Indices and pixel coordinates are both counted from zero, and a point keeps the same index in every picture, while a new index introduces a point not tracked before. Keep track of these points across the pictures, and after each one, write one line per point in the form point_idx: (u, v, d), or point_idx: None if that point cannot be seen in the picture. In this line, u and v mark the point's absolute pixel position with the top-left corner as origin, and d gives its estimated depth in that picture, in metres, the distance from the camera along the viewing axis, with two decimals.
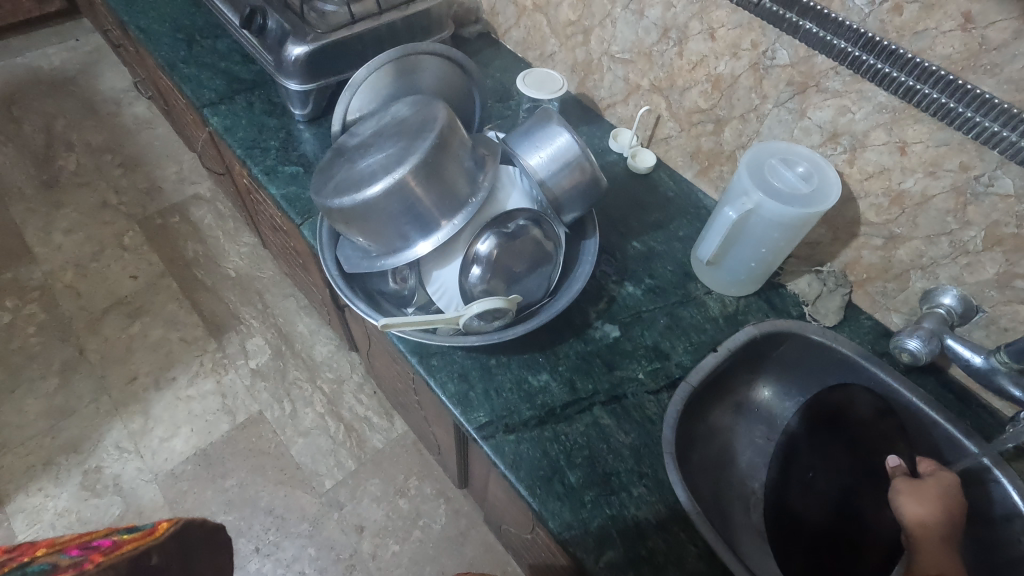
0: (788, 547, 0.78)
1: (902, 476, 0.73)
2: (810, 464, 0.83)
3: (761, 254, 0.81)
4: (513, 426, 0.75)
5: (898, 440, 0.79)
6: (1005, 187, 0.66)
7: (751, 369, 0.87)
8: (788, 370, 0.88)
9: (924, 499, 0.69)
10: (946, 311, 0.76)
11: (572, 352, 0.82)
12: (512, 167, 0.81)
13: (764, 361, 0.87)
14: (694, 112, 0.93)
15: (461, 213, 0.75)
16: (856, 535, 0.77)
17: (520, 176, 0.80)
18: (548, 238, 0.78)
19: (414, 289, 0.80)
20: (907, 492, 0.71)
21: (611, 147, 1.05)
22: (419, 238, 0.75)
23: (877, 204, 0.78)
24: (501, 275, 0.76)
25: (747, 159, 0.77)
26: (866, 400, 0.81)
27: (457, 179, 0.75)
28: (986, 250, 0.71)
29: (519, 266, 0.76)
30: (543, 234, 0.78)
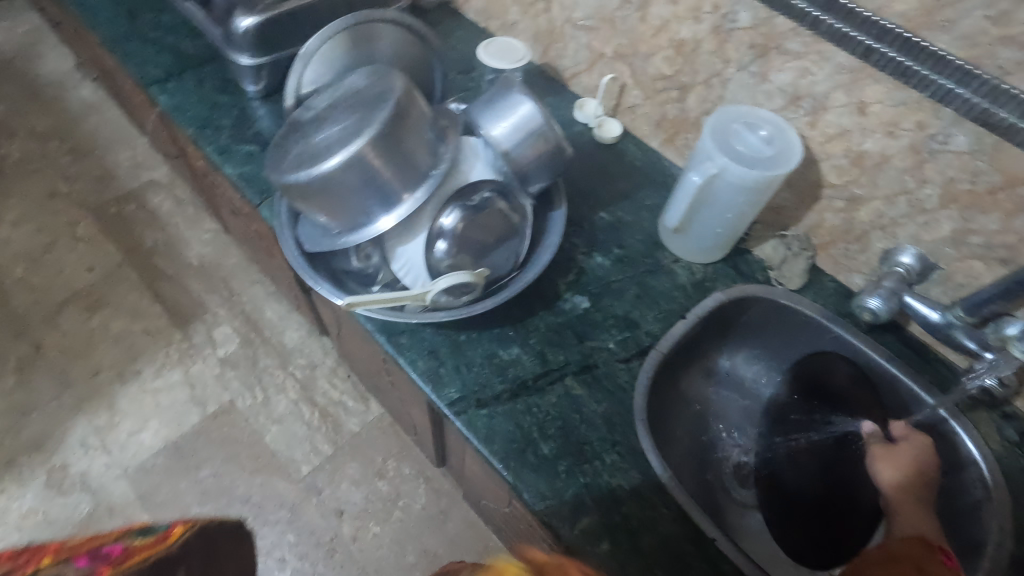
0: (782, 524, 0.75)
1: (878, 442, 0.76)
2: (796, 438, 0.79)
3: (727, 220, 0.81)
4: (485, 401, 0.75)
5: (872, 406, 0.79)
6: (960, 145, 0.67)
7: (719, 334, 0.88)
8: (755, 334, 0.89)
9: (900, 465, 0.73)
10: (905, 270, 0.77)
11: (543, 325, 0.81)
12: (474, 137, 0.80)
13: (731, 326, 0.88)
14: (658, 79, 0.92)
15: (423, 185, 0.73)
16: (842, 507, 0.74)
17: (484, 148, 0.79)
18: (515, 210, 0.77)
19: (380, 266, 0.79)
20: (883, 457, 0.74)
21: (576, 118, 1.04)
22: (382, 213, 0.73)
23: (839, 165, 0.79)
24: (468, 249, 0.74)
25: (710, 124, 0.76)
26: (842, 368, 0.80)
27: (418, 150, 0.73)
28: (942, 208, 0.72)
29: (486, 239, 0.75)
30: (510, 206, 0.77)
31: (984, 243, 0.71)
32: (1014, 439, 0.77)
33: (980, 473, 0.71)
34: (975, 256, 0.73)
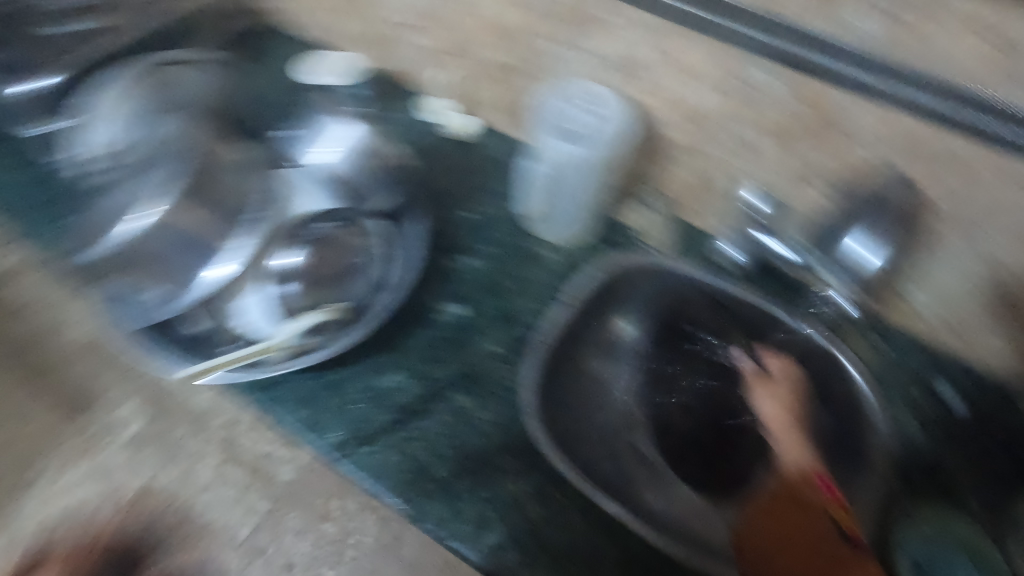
0: (681, 467, 0.79)
1: (754, 377, 0.77)
2: (684, 384, 0.82)
3: (577, 198, 0.83)
4: (370, 436, 0.71)
5: (735, 332, 0.81)
6: (768, 83, 0.69)
7: (602, 309, 0.84)
8: (634, 296, 0.84)
9: (777, 397, 0.75)
10: (760, 215, 0.78)
11: (421, 342, 0.78)
12: (305, 175, 0.86)
13: (614, 299, 0.84)
14: (488, 65, 0.90)
15: (241, 232, 0.75)
16: (725, 440, 0.79)
17: (314, 184, 0.85)
18: (362, 233, 0.79)
19: (215, 329, 0.72)
20: (763, 393, 0.75)
21: (421, 119, 1.01)
22: (219, 260, 0.72)
23: (673, 121, 0.79)
24: (324, 283, 0.74)
25: (545, 105, 0.81)
26: (701, 306, 0.81)
27: (244, 191, 0.78)
28: (771, 144, 0.74)
29: (341, 268, 0.75)
30: (356, 232, 0.78)
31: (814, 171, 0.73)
32: (880, 345, 0.78)
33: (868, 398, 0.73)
34: (808, 184, 0.74)
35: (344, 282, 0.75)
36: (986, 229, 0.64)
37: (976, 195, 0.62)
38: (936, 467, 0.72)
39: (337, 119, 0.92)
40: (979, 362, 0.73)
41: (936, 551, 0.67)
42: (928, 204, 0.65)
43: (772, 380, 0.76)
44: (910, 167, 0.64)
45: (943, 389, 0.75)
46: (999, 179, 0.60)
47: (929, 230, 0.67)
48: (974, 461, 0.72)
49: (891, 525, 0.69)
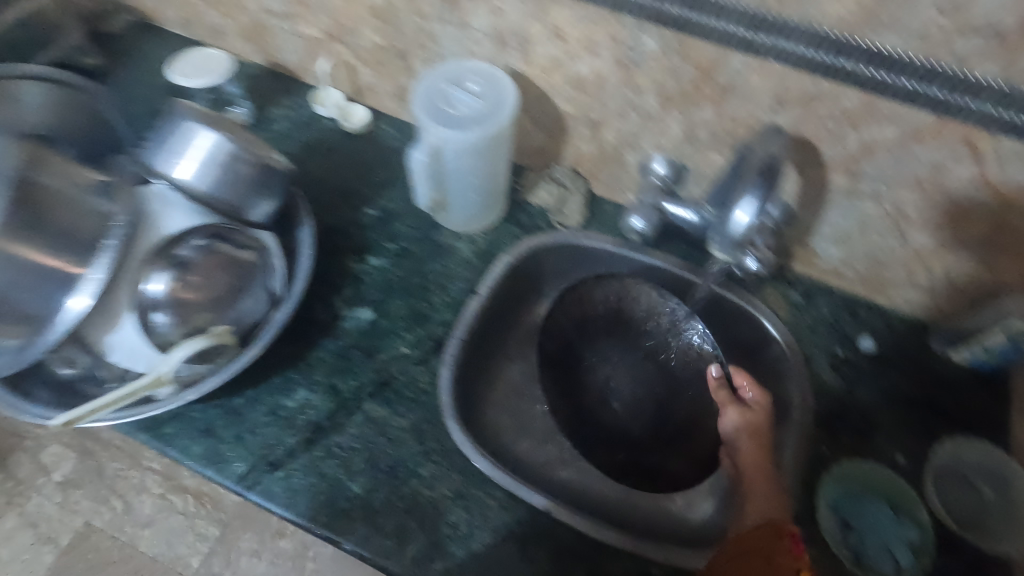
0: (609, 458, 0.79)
1: (733, 406, 0.73)
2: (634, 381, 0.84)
3: (473, 183, 0.78)
4: (278, 462, 0.67)
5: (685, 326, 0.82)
6: (652, 48, 0.66)
7: (527, 290, 0.86)
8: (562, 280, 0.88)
9: (753, 435, 0.70)
10: (662, 181, 0.75)
11: (327, 354, 0.75)
12: (161, 186, 0.70)
13: (535, 280, 0.86)
14: (376, 51, 0.85)
15: (97, 259, 0.64)
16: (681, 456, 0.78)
17: (173, 193, 0.70)
18: (242, 246, 0.70)
19: (94, 366, 0.66)
20: (741, 426, 0.70)
21: (320, 113, 0.95)
22: (66, 298, 0.62)
23: (568, 95, 0.76)
24: (202, 308, 0.67)
25: (417, 92, 0.69)
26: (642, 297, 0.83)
27: (77, 220, 0.65)
28: (666, 112, 0.71)
29: (220, 290, 0.67)
30: (234, 246, 0.70)
31: (711, 135, 0.71)
32: (796, 299, 0.82)
33: (775, 340, 0.77)
34: (710, 148, 0.73)
35: (229, 304, 0.68)
36: (871, 171, 0.66)
37: (865, 142, 0.63)
38: (858, 414, 0.74)
39: (180, 100, 0.69)
40: (883, 299, 0.81)
41: (856, 498, 0.67)
42: (817, 153, 0.67)
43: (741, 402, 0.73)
44: (802, 120, 0.64)
45: (859, 336, 0.80)
46: (884, 125, 0.61)
47: (820, 175, 0.69)
48: (891, 400, 0.75)
49: (816, 481, 0.69)
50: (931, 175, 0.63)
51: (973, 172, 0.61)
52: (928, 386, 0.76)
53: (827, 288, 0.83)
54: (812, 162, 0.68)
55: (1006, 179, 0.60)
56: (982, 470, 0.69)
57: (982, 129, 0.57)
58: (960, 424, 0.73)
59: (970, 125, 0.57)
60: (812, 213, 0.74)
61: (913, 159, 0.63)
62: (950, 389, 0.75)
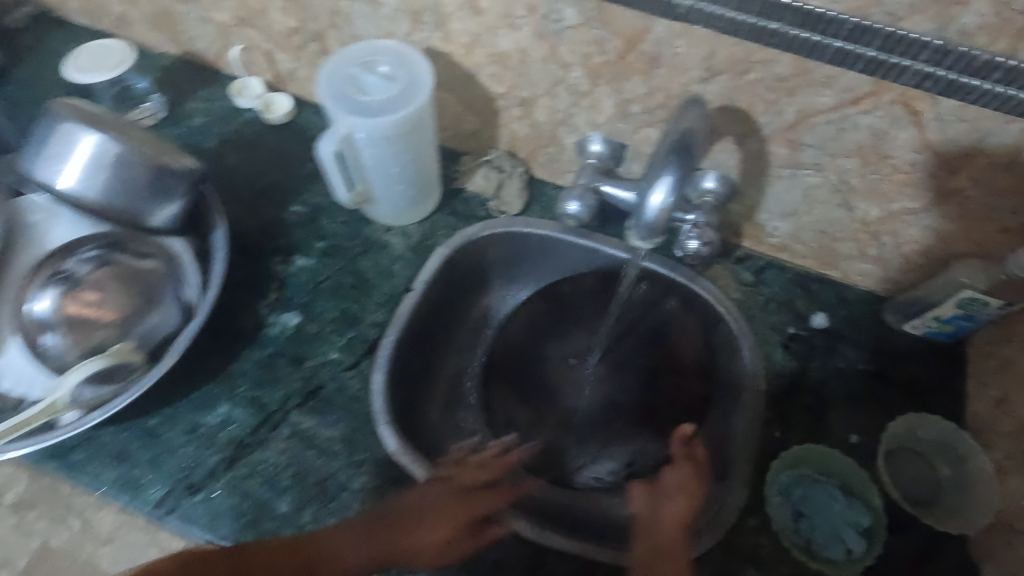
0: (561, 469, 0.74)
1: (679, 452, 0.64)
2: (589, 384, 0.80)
3: (396, 174, 0.72)
4: (198, 484, 0.63)
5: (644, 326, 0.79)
6: (572, 18, 0.61)
7: (473, 286, 0.82)
8: (511, 272, 0.83)
9: (676, 494, 0.61)
10: (598, 160, 0.72)
11: (250, 365, 0.70)
12: (42, 195, 0.70)
13: (482, 272, 0.82)
14: (290, 34, 0.79)
15: None
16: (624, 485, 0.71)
17: (58, 205, 0.70)
18: (147, 256, 0.68)
19: None
20: (673, 487, 0.62)
21: (240, 106, 0.89)
22: None
23: (492, 73, 0.71)
24: (105, 323, 0.64)
25: (321, 79, 0.64)
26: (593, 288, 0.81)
27: None
28: (594, 86, 0.67)
29: (123, 305, 0.65)
30: (137, 255, 0.68)
31: (644, 108, 0.66)
32: (747, 278, 0.79)
33: (729, 324, 0.73)
34: (645, 124, 0.68)
35: (134, 318, 0.65)
36: (810, 140, 0.62)
37: (802, 110, 0.59)
38: (810, 395, 0.71)
39: (74, 100, 0.64)
40: (837, 273, 0.77)
41: (810, 483, 0.63)
42: (754, 123, 0.62)
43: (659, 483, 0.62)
44: (734, 89, 0.60)
45: (811, 313, 0.76)
46: (819, 90, 0.57)
47: (759, 147, 0.65)
48: (845, 377, 0.72)
49: (766, 465, 0.66)
50: (872, 141, 0.59)
51: (914, 137, 0.57)
52: (882, 360, 0.73)
53: (779, 264, 0.79)
54: (750, 134, 0.64)
55: (949, 143, 0.56)
56: (937, 446, 0.67)
57: (918, 90, 0.53)
58: (919, 398, 0.70)
59: (906, 86, 0.53)
60: (756, 188, 0.70)
61: (852, 126, 0.59)
62: (904, 362, 0.72)
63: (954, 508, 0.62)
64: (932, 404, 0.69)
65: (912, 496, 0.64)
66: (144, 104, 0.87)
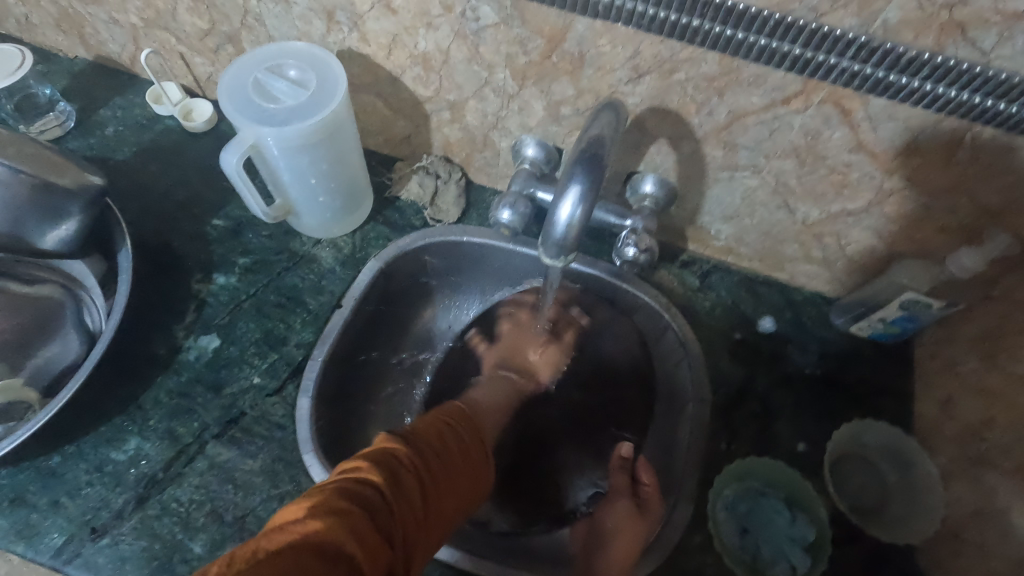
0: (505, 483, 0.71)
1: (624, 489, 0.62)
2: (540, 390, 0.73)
3: (316, 185, 0.68)
4: (103, 528, 0.58)
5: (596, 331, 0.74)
6: (490, 16, 0.57)
7: (414, 295, 0.78)
8: (454, 280, 0.79)
9: (623, 532, 0.59)
10: (533, 165, 0.68)
11: (164, 395, 0.65)
12: None
13: (423, 282, 0.77)
14: (202, 36, 0.74)
15: None
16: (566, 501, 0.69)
17: None
18: (39, 283, 0.65)
19: None
20: (621, 528, 0.59)
21: (158, 113, 0.83)
22: None
23: (416, 75, 0.67)
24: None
25: (223, 85, 0.60)
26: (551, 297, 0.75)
27: None
28: (522, 88, 0.63)
29: (17, 337, 0.62)
30: (27, 283, 0.64)
31: (574, 110, 0.63)
32: (693, 283, 0.76)
33: (675, 331, 0.70)
34: (578, 126, 0.65)
35: (28, 352, 0.61)
36: (745, 142, 0.59)
37: (733, 111, 0.56)
38: (757, 403, 0.68)
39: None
40: (784, 275, 0.75)
41: (754, 498, 0.61)
42: (687, 124, 0.60)
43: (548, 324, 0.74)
44: (663, 89, 0.57)
45: (758, 318, 0.74)
46: (749, 90, 0.54)
47: (695, 149, 0.62)
48: (792, 383, 0.70)
49: (712, 478, 0.64)
50: (807, 142, 0.57)
51: (847, 137, 0.55)
52: (830, 364, 0.71)
53: (726, 267, 0.77)
54: (684, 135, 0.61)
55: (883, 142, 0.54)
56: (885, 451, 0.65)
57: (848, 88, 0.51)
58: (867, 402, 0.68)
59: (835, 85, 0.51)
60: (696, 191, 0.68)
61: (785, 126, 0.56)
62: (851, 364, 0.71)
63: (902, 515, 0.60)
64: (879, 407, 0.68)
65: (859, 504, 0.62)
66: (50, 112, 0.82)
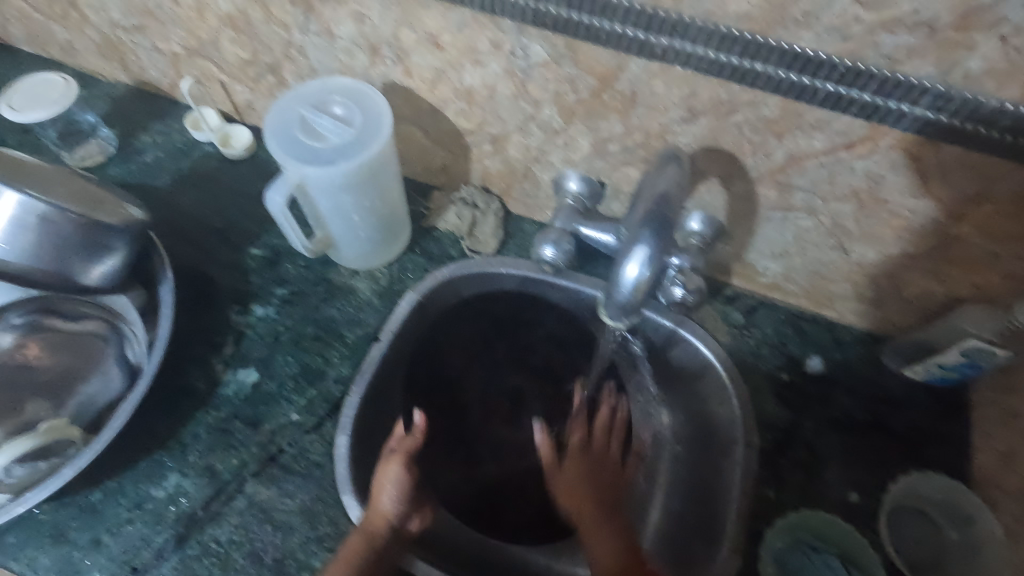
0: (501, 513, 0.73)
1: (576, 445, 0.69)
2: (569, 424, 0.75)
3: (357, 218, 0.68)
4: (143, 567, 0.58)
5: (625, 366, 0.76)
6: (540, 54, 0.56)
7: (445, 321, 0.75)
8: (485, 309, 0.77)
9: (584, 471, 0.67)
10: (575, 200, 0.66)
11: (203, 430, 0.65)
12: None
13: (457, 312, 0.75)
14: (244, 66, 0.73)
15: None
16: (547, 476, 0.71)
17: None
18: (83, 318, 0.66)
19: None
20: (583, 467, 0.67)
21: (196, 139, 0.83)
22: None
23: (460, 108, 0.66)
24: (46, 394, 0.62)
25: (269, 122, 0.60)
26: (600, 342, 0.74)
27: None
28: (569, 124, 0.62)
29: (65, 372, 0.63)
30: (71, 318, 0.65)
31: (622, 147, 0.61)
32: (737, 319, 0.74)
33: (719, 371, 0.67)
34: (624, 163, 0.63)
35: (71, 387, 0.62)
36: (802, 184, 0.57)
37: (792, 153, 0.54)
38: (806, 449, 0.66)
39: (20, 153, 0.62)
40: (832, 312, 0.72)
41: (806, 552, 0.59)
42: (741, 165, 0.58)
43: (390, 452, 0.62)
44: (718, 130, 0.55)
45: (806, 357, 0.71)
46: (810, 133, 0.52)
47: (747, 189, 0.60)
48: (843, 429, 0.67)
49: (762, 530, 0.62)
50: (868, 186, 0.55)
51: (914, 183, 0.52)
52: (882, 409, 0.68)
53: (771, 303, 0.74)
54: (737, 175, 0.59)
55: (953, 190, 0.51)
56: (944, 505, 0.62)
57: (918, 136, 0.48)
58: (923, 451, 0.65)
59: (906, 131, 0.49)
60: (745, 228, 0.65)
61: (847, 170, 0.54)
62: (904, 410, 0.68)
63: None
64: (934, 455, 0.65)
65: (915, 560, 0.60)
66: (92, 139, 0.83)
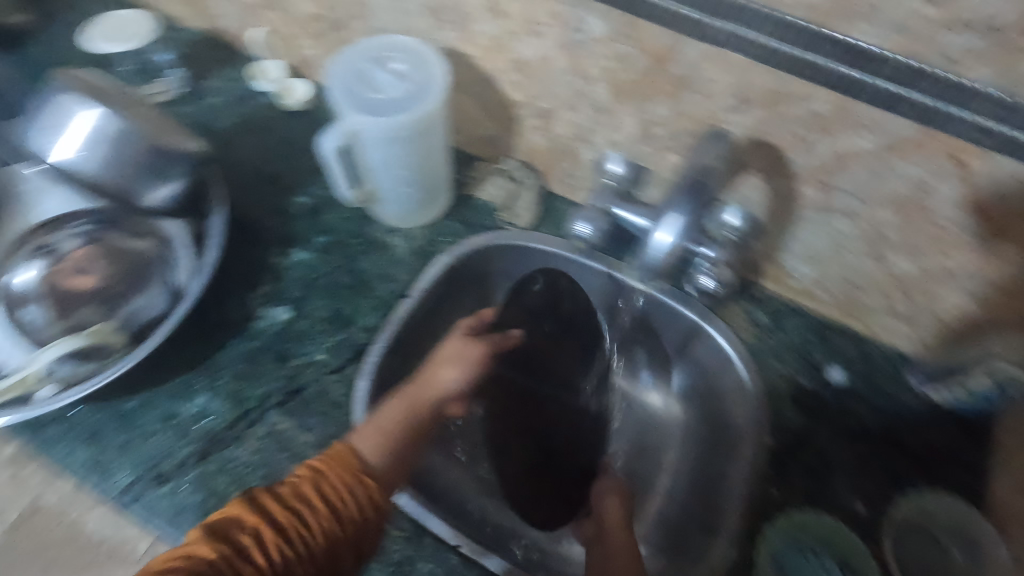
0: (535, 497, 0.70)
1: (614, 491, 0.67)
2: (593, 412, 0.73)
3: (402, 174, 0.70)
4: (165, 475, 0.61)
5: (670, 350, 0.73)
6: (597, 30, 0.58)
7: (474, 286, 0.77)
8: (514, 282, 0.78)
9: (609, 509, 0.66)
10: (616, 181, 0.65)
11: (234, 358, 0.68)
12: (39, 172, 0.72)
13: (487, 281, 0.77)
14: (311, 20, 0.76)
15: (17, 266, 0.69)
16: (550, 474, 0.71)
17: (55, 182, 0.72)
18: (142, 235, 0.71)
19: None
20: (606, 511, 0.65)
21: (258, 89, 0.87)
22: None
23: (513, 79, 0.68)
24: (97, 300, 0.66)
25: (331, 71, 0.62)
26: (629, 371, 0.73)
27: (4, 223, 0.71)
28: (617, 104, 0.63)
29: (115, 285, 0.68)
30: (132, 233, 0.70)
31: (669, 132, 0.62)
32: (762, 321, 0.74)
33: (738, 369, 0.66)
34: (668, 148, 0.64)
35: (122, 299, 0.67)
36: (844, 185, 0.57)
37: (838, 152, 0.55)
38: (817, 454, 0.66)
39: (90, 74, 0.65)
40: (861, 326, 0.71)
41: (800, 557, 0.58)
42: (785, 159, 0.58)
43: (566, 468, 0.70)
44: (766, 121, 0.55)
45: (828, 366, 0.71)
46: (859, 132, 0.52)
47: (788, 186, 0.60)
48: (857, 440, 0.66)
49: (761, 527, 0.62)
50: (913, 192, 0.54)
51: (960, 192, 0.52)
52: (900, 425, 0.67)
53: (799, 309, 0.74)
54: (780, 169, 0.59)
55: (1000, 202, 0.51)
56: (953, 526, 0.59)
57: (970, 142, 0.48)
58: (937, 474, 0.64)
59: (958, 137, 0.48)
60: (783, 227, 0.65)
61: (892, 173, 0.54)
62: (923, 430, 0.66)
63: None
64: (949, 476, 0.63)
65: None
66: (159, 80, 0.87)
